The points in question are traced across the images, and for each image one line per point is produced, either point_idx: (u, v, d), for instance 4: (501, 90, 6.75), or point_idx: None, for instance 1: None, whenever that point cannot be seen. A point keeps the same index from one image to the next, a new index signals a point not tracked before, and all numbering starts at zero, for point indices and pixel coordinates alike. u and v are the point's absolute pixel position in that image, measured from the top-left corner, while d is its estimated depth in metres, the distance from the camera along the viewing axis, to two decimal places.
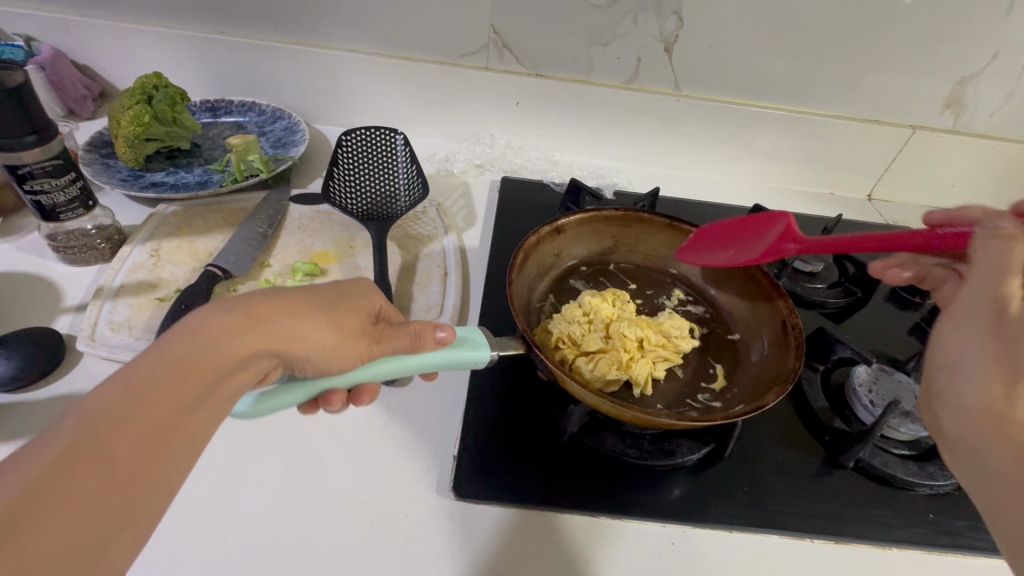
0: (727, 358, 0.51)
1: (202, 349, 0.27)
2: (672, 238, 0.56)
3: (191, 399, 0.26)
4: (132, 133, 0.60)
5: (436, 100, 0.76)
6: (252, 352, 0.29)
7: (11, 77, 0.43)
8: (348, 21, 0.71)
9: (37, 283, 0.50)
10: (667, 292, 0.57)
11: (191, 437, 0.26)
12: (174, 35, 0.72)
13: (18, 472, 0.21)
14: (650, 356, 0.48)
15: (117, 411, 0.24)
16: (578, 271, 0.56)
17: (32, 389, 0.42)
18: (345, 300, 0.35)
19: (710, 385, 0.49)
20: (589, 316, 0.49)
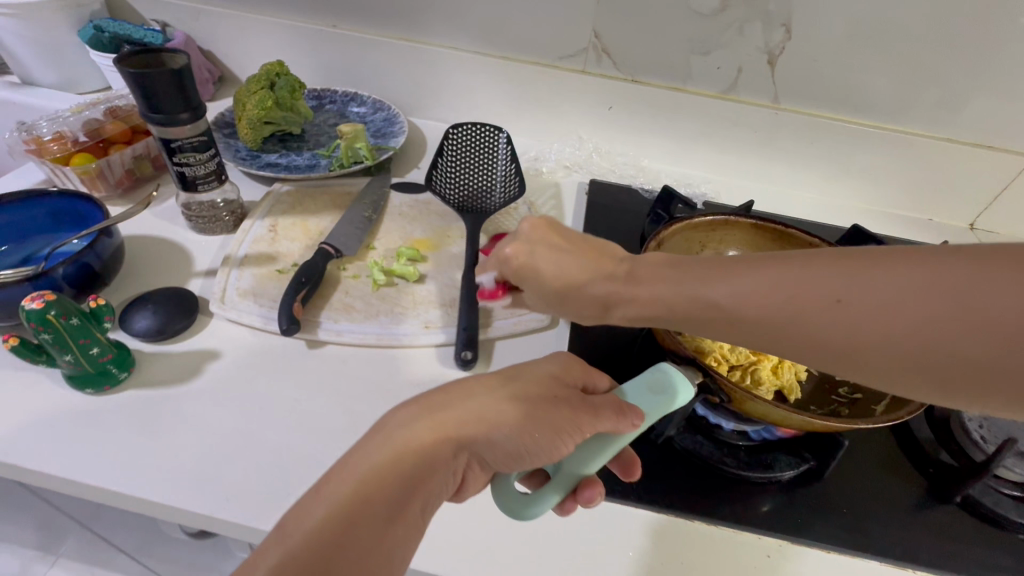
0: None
1: (399, 442, 0.29)
2: (758, 238, 0.56)
3: (397, 489, 0.28)
4: (256, 116, 0.65)
5: (529, 101, 0.78)
6: (442, 441, 0.30)
7: (176, 60, 0.48)
8: (455, 20, 0.74)
9: (172, 247, 0.55)
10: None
11: (404, 524, 0.27)
12: (293, 26, 0.77)
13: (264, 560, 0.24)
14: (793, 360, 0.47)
15: (340, 509, 0.26)
16: None
17: (171, 342, 0.46)
18: (525, 374, 0.34)
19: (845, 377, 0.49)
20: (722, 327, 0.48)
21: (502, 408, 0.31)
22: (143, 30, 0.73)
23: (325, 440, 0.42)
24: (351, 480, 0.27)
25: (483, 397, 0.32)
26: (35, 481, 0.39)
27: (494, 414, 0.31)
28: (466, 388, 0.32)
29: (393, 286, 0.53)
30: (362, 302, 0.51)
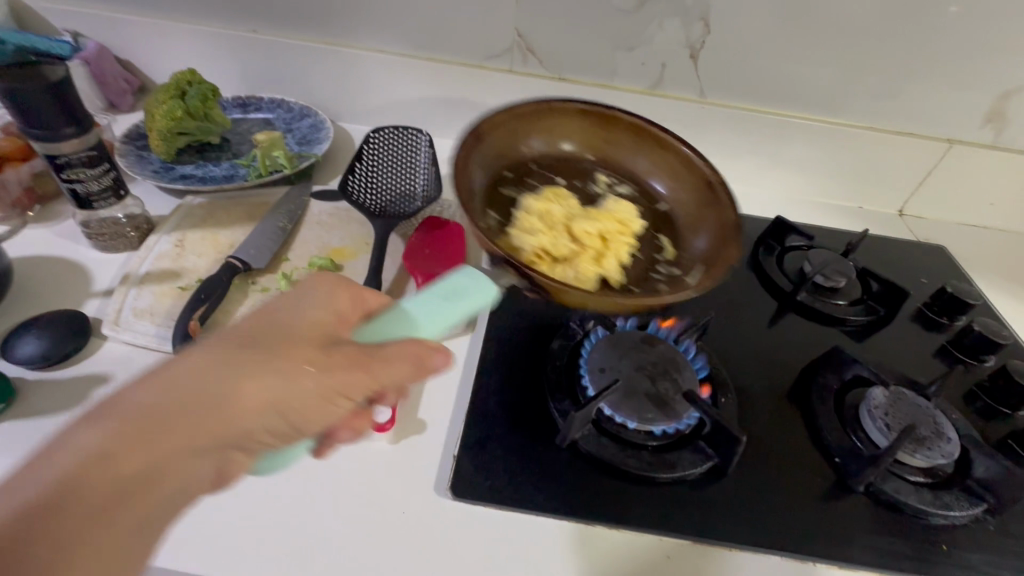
0: (665, 226, 0.56)
1: (121, 435, 0.27)
2: (587, 125, 0.58)
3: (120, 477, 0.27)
4: (165, 127, 0.62)
5: (458, 102, 0.77)
6: (181, 429, 0.29)
7: (53, 72, 0.45)
8: (376, 21, 0.72)
9: (70, 267, 0.52)
10: (591, 178, 0.58)
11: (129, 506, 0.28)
12: (209, 33, 0.75)
13: None
14: (615, 245, 0.51)
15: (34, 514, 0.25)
16: (504, 177, 0.55)
17: (60, 368, 0.44)
18: (282, 343, 0.33)
19: (662, 257, 0.53)
20: (548, 224, 0.51)
21: (252, 383, 0.30)
22: (49, 41, 0.70)
23: None
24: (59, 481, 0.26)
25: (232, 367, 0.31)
26: None
27: (245, 391, 0.30)
28: (203, 366, 0.30)
29: None
30: None
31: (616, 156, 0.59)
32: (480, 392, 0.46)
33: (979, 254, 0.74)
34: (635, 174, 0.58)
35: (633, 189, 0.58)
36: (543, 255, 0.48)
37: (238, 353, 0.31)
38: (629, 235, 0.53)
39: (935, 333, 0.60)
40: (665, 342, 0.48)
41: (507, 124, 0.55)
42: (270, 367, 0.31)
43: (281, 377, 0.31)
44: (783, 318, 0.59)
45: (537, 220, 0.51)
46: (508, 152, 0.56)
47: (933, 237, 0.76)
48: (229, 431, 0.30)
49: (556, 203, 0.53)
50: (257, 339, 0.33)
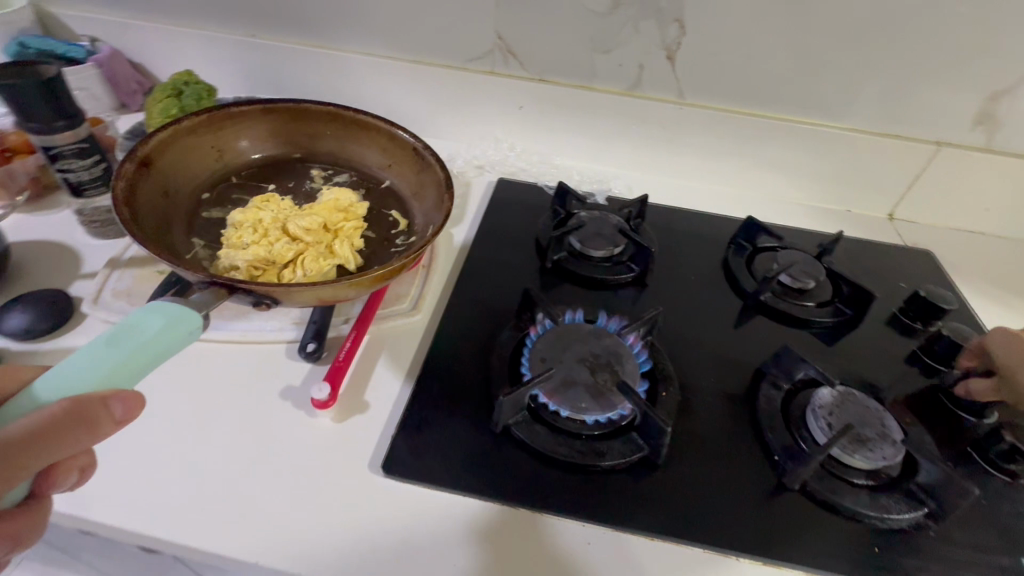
0: (398, 204, 0.61)
1: None
2: (274, 123, 0.62)
3: None
4: (162, 124, 0.67)
5: (443, 103, 0.79)
6: None
7: (46, 70, 0.50)
8: (364, 25, 0.75)
9: (64, 251, 0.57)
10: (307, 176, 0.63)
11: None
12: (212, 37, 0.80)
13: None
14: (344, 236, 0.56)
15: None
16: (202, 201, 0.58)
17: (43, 340, 0.48)
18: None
19: (400, 229, 0.59)
20: (263, 229, 0.54)
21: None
22: (67, 45, 0.76)
23: (170, 433, 0.43)
24: None
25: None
26: None
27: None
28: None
29: None
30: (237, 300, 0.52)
31: (314, 145, 0.64)
32: (426, 378, 0.48)
33: (968, 260, 0.72)
34: (337, 159, 0.64)
35: (345, 174, 0.63)
36: (266, 264, 0.53)
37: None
38: (354, 221, 0.58)
39: (910, 338, 0.58)
40: (612, 336, 0.49)
41: (204, 135, 0.58)
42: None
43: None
44: (748, 318, 0.58)
45: (248, 232, 0.54)
46: (207, 172, 0.60)
47: (921, 241, 0.74)
48: None
49: (265, 209, 0.56)
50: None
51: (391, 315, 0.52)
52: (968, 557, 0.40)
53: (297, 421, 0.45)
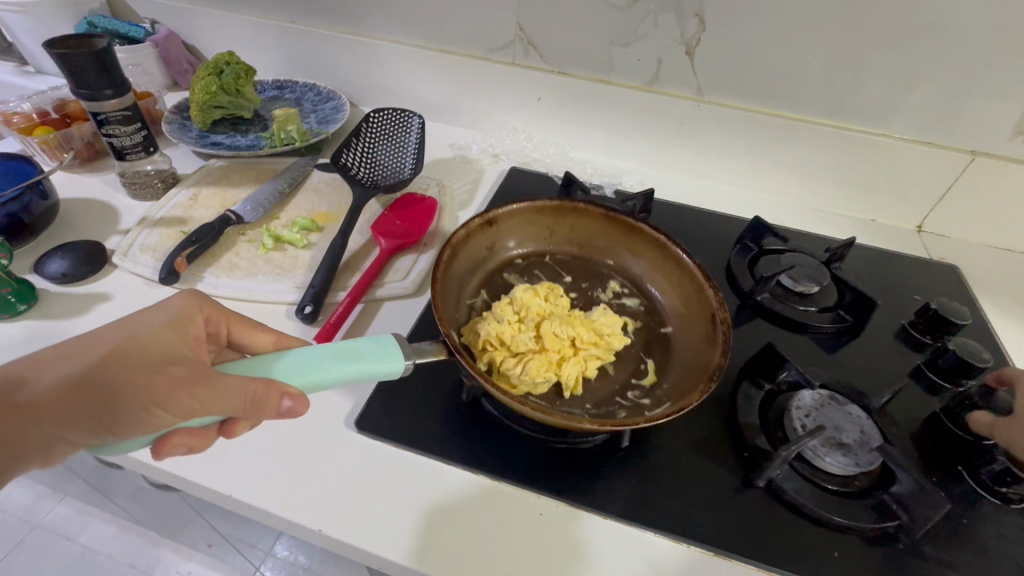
0: (662, 350, 0.47)
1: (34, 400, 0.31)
2: (614, 229, 0.52)
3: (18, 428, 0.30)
4: (202, 100, 0.72)
5: (465, 92, 0.82)
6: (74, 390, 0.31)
7: (98, 44, 0.55)
8: (393, 14, 0.78)
9: (105, 208, 0.63)
10: (602, 284, 0.52)
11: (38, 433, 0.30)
12: (256, 23, 0.85)
13: None
14: (582, 356, 0.44)
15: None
16: (511, 265, 0.52)
17: (76, 285, 0.54)
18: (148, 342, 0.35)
19: (641, 381, 0.44)
20: (521, 314, 0.46)
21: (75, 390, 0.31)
22: (129, 26, 0.83)
23: None
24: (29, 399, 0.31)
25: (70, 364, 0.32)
26: None
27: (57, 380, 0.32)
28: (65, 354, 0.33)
29: (281, 251, 0.58)
30: (248, 262, 0.56)
31: (633, 263, 0.53)
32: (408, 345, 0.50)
33: (998, 278, 0.67)
34: (642, 283, 0.52)
35: (643, 303, 0.51)
36: (498, 345, 0.43)
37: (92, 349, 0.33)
38: (604, 352, 0.45)
39: (917, 353, 0.55)
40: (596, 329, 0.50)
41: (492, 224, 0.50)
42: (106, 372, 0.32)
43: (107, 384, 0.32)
44: (744, 318, 0.57)
45: (510, 310, 0.46)
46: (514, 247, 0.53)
47: (948, 255, 0.71)
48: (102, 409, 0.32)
49: (542, 296, 0.47)
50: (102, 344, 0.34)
51: (386, 287, 0.55)
52: (933, 572, 0.38)
53: None
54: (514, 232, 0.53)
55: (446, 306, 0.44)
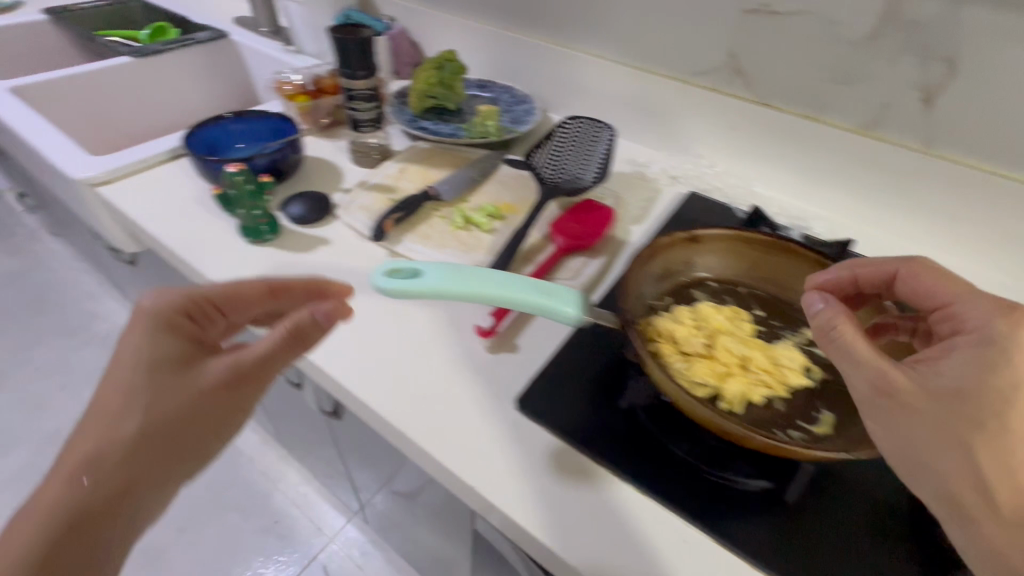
0: (846, 409, 0.42)
1: (178, 400, 0.42)
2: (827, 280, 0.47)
3: (177, 416, 0.42)
4: (421, 89, 0.83)
5: (655, 111, 0.82)
6: (213, 385, 0.43)
7: (363, 33, 0.66)
8: (601, 30, 0.82)
9: (333, 168, 0.74)
10: (796, 327, 0.48)
11: (204, 422, 0.43)
12: (476, 27, 0.94)
13: (96, 426, 0.41)
14: (750, 378, 0.42)
15: (159, 422, 0.42)
16: (702, 284, 0.51)
17: (306, 227, 0.64)
18: (175, 326, 0.45)
19: (808, 427, 0.40)
20: (698, 322, 0.45)
21: (159, 401, 0.42)
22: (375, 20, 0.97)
23: (367, 316, 0.54)
24: (167, 417, 0.42)
25: (134, 381, 0.42)
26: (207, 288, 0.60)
27: (126, 422, 0.41)
28: (121, 381, 0.42)
29: (466, 231, 0.64)
30: (439, 235, 0.63)
31: None
32: (573, 339, 0.51)
33: None
34: None
35: None
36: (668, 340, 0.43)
37: (132, 366, 0.42)
38: (776, 385, 0.42)
39: None
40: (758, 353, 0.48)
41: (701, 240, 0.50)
42: (226, 363, 0.44)
43: (241, 363, 0.44)
44: None
45: (689, 315, 0.45)
46: (710, 266, 0.51)
47: None
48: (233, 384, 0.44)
49: (726, 315, 0.46)
50: (139, 365, 0.42)
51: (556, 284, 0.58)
52: None
53: (456, 340, 0.52)
54: (716, 255, 0.51)
55: (634, 298, 0.45)
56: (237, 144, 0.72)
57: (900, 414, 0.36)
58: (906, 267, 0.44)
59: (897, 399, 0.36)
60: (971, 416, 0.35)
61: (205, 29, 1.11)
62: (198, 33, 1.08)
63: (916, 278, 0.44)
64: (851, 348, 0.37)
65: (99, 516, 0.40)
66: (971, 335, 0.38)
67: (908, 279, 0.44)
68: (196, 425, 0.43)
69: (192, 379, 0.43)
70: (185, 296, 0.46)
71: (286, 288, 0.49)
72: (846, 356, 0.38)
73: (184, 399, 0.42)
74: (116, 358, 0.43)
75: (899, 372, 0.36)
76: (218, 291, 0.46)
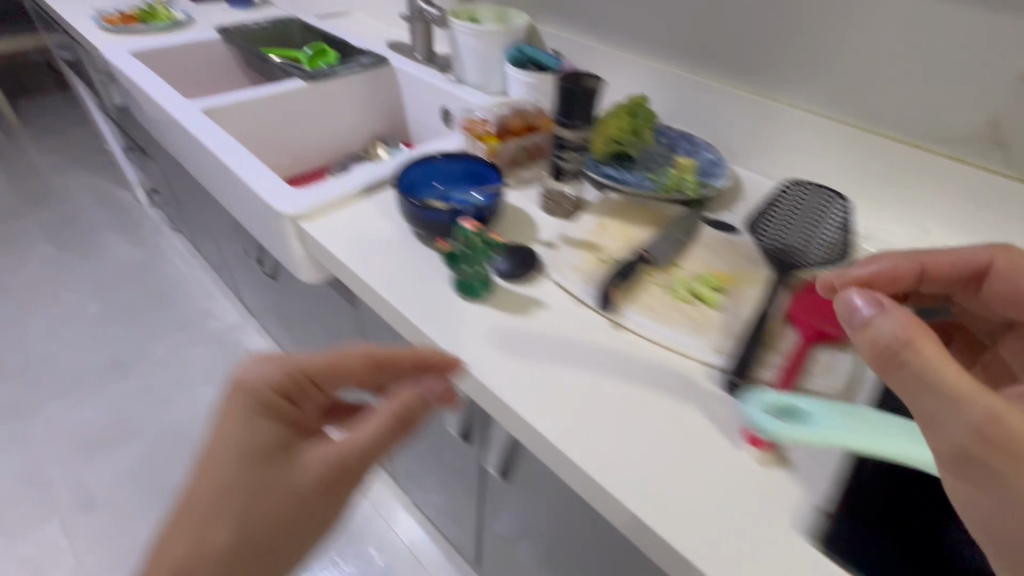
0: None
1: (275, 499, 0.43)
2: None
3: (277, 518, 0.43)
4: (610, 134, 0.78)
5: (871, 176, 0.75)
6: (316, 480, 0.45)
7: (588, 82, 0.62)
8: (813, 81, 0.75)
9: (527, 218, 0.71)
10: None
11: (303, 524, 0.44)
12: (658, 69, 0.90)
13: (201, 545, 0.40)
14: None
15: (258, 531, 0.42)
16: None
17: (517, 285, 0.60)
18: (270, 412, 0.46)
19: None
20: None
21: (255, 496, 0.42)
22: (549, 56, 0.95)
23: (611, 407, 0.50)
24: (265, 524, 0.42)
25: (222, 473, 0.42)
26: (418, 344, 0.57)
27: (218, 533, 0.41)
28: (212, 466, 0.43)
29: (690, 305, 0.58)
30: (663, 309, 0.57)
31: None
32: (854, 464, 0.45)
33: None
34: None
35: None
36: None
37: (226, 458, 0.43)
38: None
39: None
40: None
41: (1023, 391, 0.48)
42: (330, 456, 0.46)
43: (342, 451, 0.46)
44: None
45: None
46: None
47: None
48: (334, 476, 0.46)
49: None
50: (231, 447, 0.43)
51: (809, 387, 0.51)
52: None
53: (717, 449, 0.47)
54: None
55: None
56: (434, 184, 0.70)
57: (1004, 457, 0.33)
58: (1007, 262, 0.50)
59: (1005, 438, 0.32)
60: None
61: (366, 53, 1.12)
62: (361, 58, 1.10)
63: (1015, 275, 0.49)
64: (934, 375, 0.34)
65: None
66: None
67: (1002, 272, 0.50)
68: (299, 520, 0.44)
69: (289, 476, 0.44)
70: (280, 369, 0.47)
71: (392, 363, 0.51)
72: (943, 396, 0.34)
73: (272, 496, 0.43)
74: (212, 443, 0.44)
75: (1020, 417, 0.33)
76: (317, 365, 0.49)
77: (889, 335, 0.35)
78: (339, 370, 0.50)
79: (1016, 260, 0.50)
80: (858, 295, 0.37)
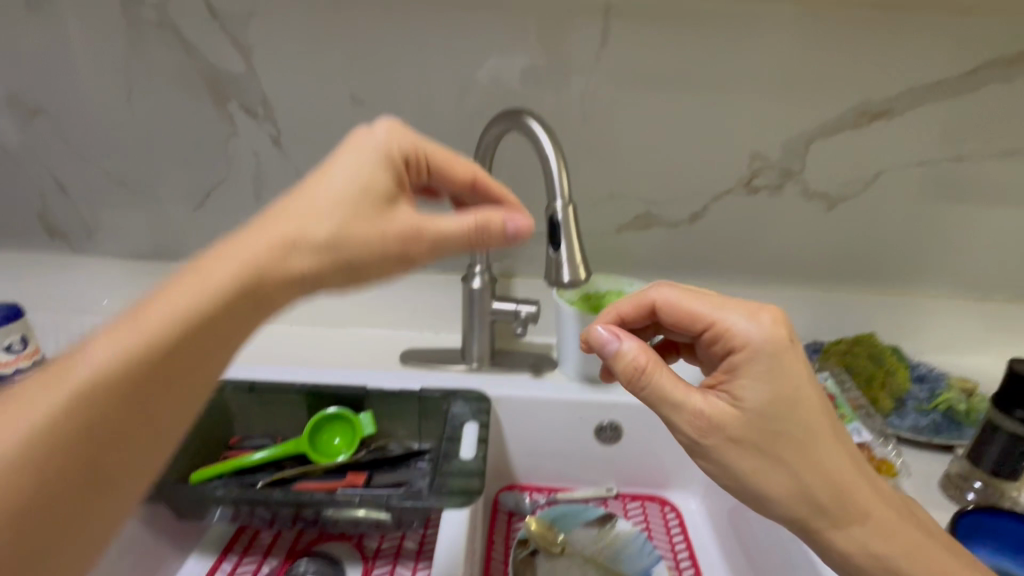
0: None
1: (304, 229, 0.37)
2: None
3: (240, 296, 0.34)
4: (874, 384, 0.71)
5: (1003, 330, 0.89)
6: (331, 271, 0.37)
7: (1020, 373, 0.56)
8: (948, 276, 0.87)
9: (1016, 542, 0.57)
10: None
11: (284, 236, 0.36)
12: (793, 296, 0.87)
13: (221, 263, 0.35)
14: None
15: (316, 239, 0.37)
16: None
17: None
18: (364, 198, 0.39)
19: None
20: None
21: (353, 226, 0.38)
22: None
23: None
24: (309, 242, 0.36)
25: (314, 211, 0.37)
26: None
27: (323, 225, 0.37)
28: (334, 198, 0.38)
29: None
30: None
31: None
32: None
33: None
34: None
35: None
36: None
37: (329, 204, 0.38)
38: None
39: None
40: None
41: None
42: (415, 219, 0.40)
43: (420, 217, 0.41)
44: None
45: None
46: None
47: None
48: (401, 258, 0.40)
49: None
50: (351, 186, 0.39)
51: None
52: None
53: None
54: None
55: None
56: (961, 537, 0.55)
57: (753, 449, 0.43)
58: (660, 297, 0.52)
59: (720, 432, 0.43)
60: (786, 429, 0.43)
61: (437, 394, 0.71)
62: (450, 408, 0.70)
63: (671, 306, 0.50)
64: (658, 392, 0.45)
65: (217, 344, 0.34)
66: (743, 357, 0.44)
67: (663, 309, 0.51)
68: (274, 275, 0.35)
69: (293, 225, 0.37)
70: (413, 142, 0.44)
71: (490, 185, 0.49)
72: (663, 401, 0.45)
73: (319, 238, 0.37)
74: (342, 169, 0.39)
75: (713, 410, 0.43)
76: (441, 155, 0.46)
77: (623, 368, 0.45)
78: (452, 164, 0.47)
79: (664, 295, 0.51)
80: (605, 330, 0.47)
